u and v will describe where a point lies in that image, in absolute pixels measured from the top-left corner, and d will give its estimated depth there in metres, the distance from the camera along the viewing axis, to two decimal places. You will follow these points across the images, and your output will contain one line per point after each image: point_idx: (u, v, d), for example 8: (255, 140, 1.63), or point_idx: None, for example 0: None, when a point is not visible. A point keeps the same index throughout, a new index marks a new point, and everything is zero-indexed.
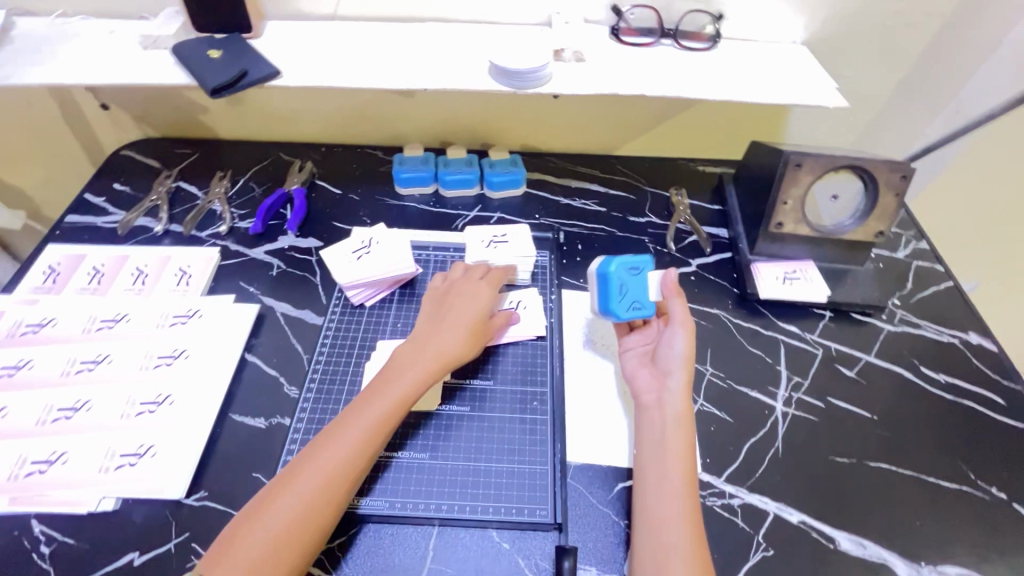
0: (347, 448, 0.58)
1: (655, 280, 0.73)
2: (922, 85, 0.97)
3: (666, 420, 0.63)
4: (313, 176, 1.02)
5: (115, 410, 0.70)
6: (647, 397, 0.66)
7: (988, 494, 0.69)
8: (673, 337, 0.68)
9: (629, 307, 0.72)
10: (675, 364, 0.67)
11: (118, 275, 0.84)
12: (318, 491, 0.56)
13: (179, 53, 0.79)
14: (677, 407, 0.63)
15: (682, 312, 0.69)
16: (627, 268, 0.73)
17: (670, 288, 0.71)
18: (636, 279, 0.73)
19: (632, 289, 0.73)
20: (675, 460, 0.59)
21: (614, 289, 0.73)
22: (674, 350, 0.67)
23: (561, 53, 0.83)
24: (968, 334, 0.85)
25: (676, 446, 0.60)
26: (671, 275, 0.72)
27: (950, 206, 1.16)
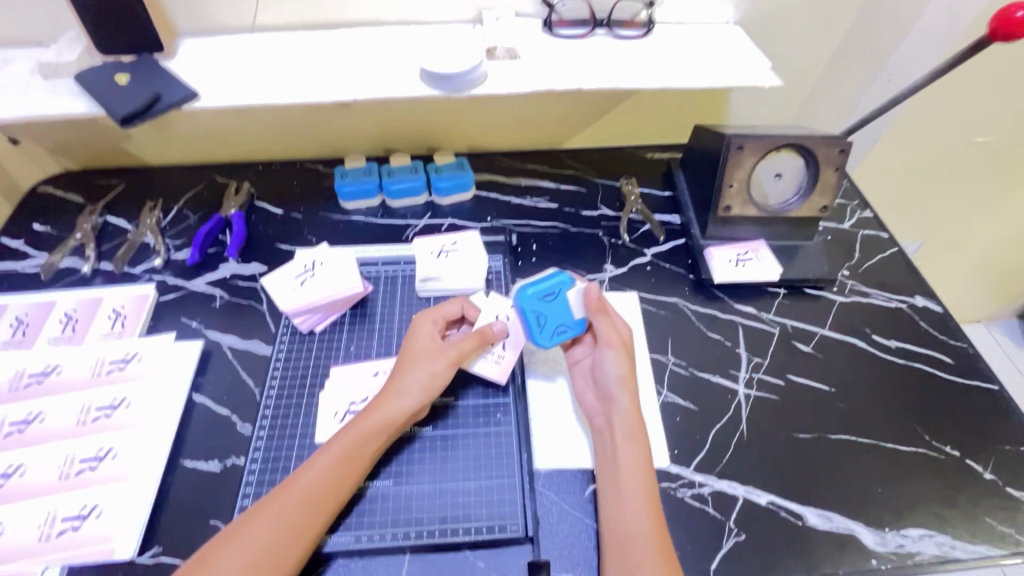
0: (291, 504, 0.55)
1: (576, 299, 0.69)
2: (854, 56, 0.98)
3: (616, 440, 0.62)
4: (251, 197, 0.97)
5: (52, 471, 0.65)
6: (598, 419, 0.66)
7: (942, 453, 0.72)
8: (605, 359, 0.67)
9: (556, 332, 0.68)
10: (613, 386, 0.65)
11: (45, 324, 0.78)
12: (258, 553, 0.52)
13: (83, 81, 0.74)
14: (625, 425, 0.63)
15: (608, 329, 0.68)
16: (542, 296, 0.68)
17: (593, 304, 0.69)
18: (555, 303, 0.69)
19: (554, 313, 0.68)
20: (631, 479, 0.59)
21: (533, 321, 0.68)
22: (608, 373, 0.66)
23: (493, 51, 0.81)
24: (914, 298, 0.88)
25: (629, 464, 0.60)
26: (591, 289, 0.69)
27: (891, 172, 1.19)
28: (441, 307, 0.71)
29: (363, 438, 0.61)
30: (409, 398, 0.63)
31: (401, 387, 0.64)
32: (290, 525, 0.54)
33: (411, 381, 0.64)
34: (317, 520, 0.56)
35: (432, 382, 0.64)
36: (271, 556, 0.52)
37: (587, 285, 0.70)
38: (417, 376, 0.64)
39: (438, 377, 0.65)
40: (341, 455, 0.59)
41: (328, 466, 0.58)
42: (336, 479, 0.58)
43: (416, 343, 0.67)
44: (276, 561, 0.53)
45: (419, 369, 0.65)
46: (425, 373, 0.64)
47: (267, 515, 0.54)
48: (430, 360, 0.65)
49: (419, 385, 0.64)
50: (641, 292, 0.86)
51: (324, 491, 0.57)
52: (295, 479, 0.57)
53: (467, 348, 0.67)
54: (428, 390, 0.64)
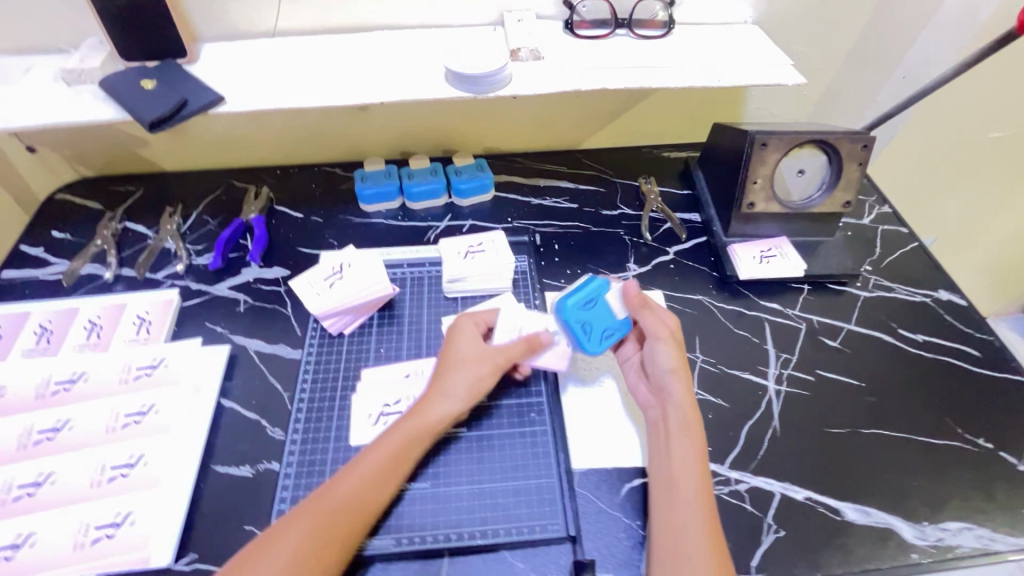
0: (337, 502, 0.55)
1: (615, 301, 0.71)
2: (870, 53, 0.99)
3: (671, 430, 0.62)
4: (271, 202, 0.97)
5: (83, 479, 0.64)
6: (652, 410, 0.66)
7: (976, 446, 0.72)
8: (656, 351, 0.66)
9: (604, 337, 0.69)
10: (665, 376, 0.65)
11: (69, 331, 0.78)
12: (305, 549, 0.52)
13: (107, 86, 0.74)
14: (679, 416, 0.63)
15: (656, 324, 0.68)
16: (582, 305, 0.70)
17: (635, 301, 0.70)
18: (595, 307, 0.70)
19: (598, 318, 0.70)
20: (684, 471, 0.59)
21: (579, 330, 0.69)
22: (660, 363, 0.66)
23: (518, 53, 0.80)
24: (937, 292, 0.88)
25: (683, 455, 0.60)
26: (631, 288, 0.70)
27: (905, 168, 1.19)
28: (481, 312, 0.71)
29: (411, 440, 0.61)
30: (455, 400, 0.63)
31: (446, 390, 0.64)
32: (335, 522, 0.54)
33: (456, 383, 0.64)
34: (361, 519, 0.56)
35: (478, 384, 0.65)
36: (316, 554, 0.52)
37: (625, 284, 0.71)
38: (463, 378, 0.64)
39: (483, 380, 0.65)
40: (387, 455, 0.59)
41: (374, 466, 0.58)
42: (382, 479, 0.58)
43: (462, 344, 0.67)
44: (322, 558, 0.53)
45: (465, 372, 0.64)
46: (471, 375, 0.64)
47: (312, 512, 0.55)
48: (475, 363, 0.65)
49: (465, 387, 0.64)
50: (666, 291, 0.86)
51: (369, 489, 0.57)
52: (342, 478, 0.57)
53: (513, 352, 0.67)
54: (474, 392, 0.64)
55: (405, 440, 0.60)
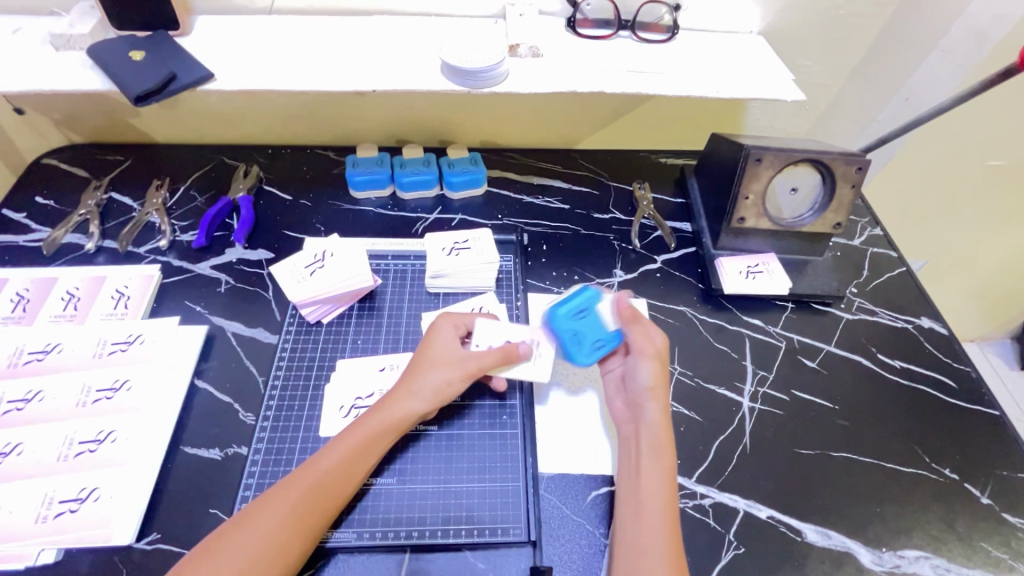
0: (298, 495, 0.55)
1: (607, 310, 0.71)
2: (875, 72, 0.98)
3: (643, 451, 0.62)
4: (260, 181, 0.96)
5: (50, 451, 0.64)
6: (625, 427, 0.66)
7: (942, 476, 0.72)
8: (637, 368, 0.66)
9: (593, 348, 0.69)
10: (644, 394, 0.65)
11: (46, 301, 0.77)
12: (265, 543, 0.52)
13: (95, 55, 0.72)
14: (652, 436, 0.63)
15: (642, 340, 0.67)
16: (572, 314, 0.71)
17: (625, 314, 0.69)
18: (587, 318, 0.71)
19: (588, 329, 0.70)
20: (651, 490, 0.59)
21: (569, 340, 0.70)
22: (639, 380, 0.66)
23: (516, 48, 0.79)
24: (920, 319, 0.88)
25: (652, 475, 0.60)
26: (622, 300, 0.70)
27: (902, 190, 1.19)
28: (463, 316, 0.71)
29: (376, 435, 0.60)
30: (420, 401, 0.63)
31: (415, 390, 0.63)
32: (296, 517, 0.54)
33: (425, 385, 0.63)
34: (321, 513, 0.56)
35: (445, 388, 0.64)
36: (275, 547, 0.52)
37: (618, 296, 0.71)
38: (432, 379, 0.64)
39: (452, 385, 0.64)
40: (351, 449, 0.59)
41: (337, 460, 0.58)
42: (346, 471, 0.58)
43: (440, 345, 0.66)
44: (283, 551, 0.52)
45: (435, 373, 0.64)
46: (440, 378, 0.64)
47: (271, 504, 0.54)
48: (447, 366, 0.64)
49: (431, 389, 0.63)
50: (650, 299, 0.86)
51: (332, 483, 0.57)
52: (302, 471, 0.57)
53: (489, 363, 0.66)
54: (441, 395, 0.64)
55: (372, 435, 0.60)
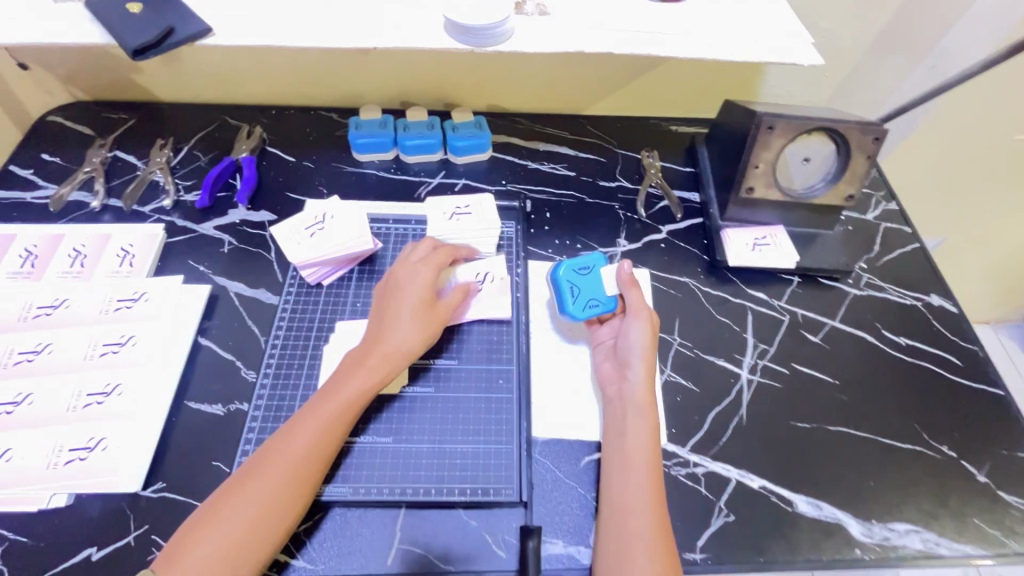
0: (280, 472, 0.56)
1: (609, 276, 0.73)
2: (902, 37, 0.93)
3: (628, 410, 0.63)
4: (263, 142, 0.95)
5: (60, 402, 0.66)
6: (611, 388, 0.67)
7: (939, 453, 0.72)
8: (629, 328, 0.68)
9: (587, 305, 0.72)
10: (634, 355, 0.66)
11: (54, 257, 0.78)
12: (258, 513, 0.53)
13: (92, 6, 0.71)
14: (637, 396, 0.64)
15: (638, 302, 0.69)
16: (577, 271, 0.74)
17: (625, 280, 0.72)
18: (590, 277, 0.74)
19: (587, 288, 0.73)
20: (637, 447, 0.60)
21: (568, 292, 0.73)
22: (631, 340, 0.67)
23: (522, 6, 0.77)
24: (930, 296, 0.86)
25: (638, 433, 0.61)
26: (625, 268, 0.72)
27: (922, 164, 1.15)
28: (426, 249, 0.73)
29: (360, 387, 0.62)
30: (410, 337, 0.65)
31: (392, 339, 0.65)
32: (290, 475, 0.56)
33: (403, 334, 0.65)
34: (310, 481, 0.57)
35: (424, 337, 0.66)
36: (265, 514, 0.54)
37: (622, 262, 0.72)
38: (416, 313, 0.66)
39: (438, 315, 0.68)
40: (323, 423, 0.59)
41: (311, 434, 0.58)
42: (320, 446, 0.58)
43: (407, 276, 0.69)
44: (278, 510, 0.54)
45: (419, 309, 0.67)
46: (415, 329, 0.66)
47: (254, 483, 0.55)
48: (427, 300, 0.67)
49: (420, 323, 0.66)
50: (653, 270, 0.85)
51: (311, 458, 0.57)
52: (277, 449, 0.57)
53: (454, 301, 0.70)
54: (420, 340, 0.66)
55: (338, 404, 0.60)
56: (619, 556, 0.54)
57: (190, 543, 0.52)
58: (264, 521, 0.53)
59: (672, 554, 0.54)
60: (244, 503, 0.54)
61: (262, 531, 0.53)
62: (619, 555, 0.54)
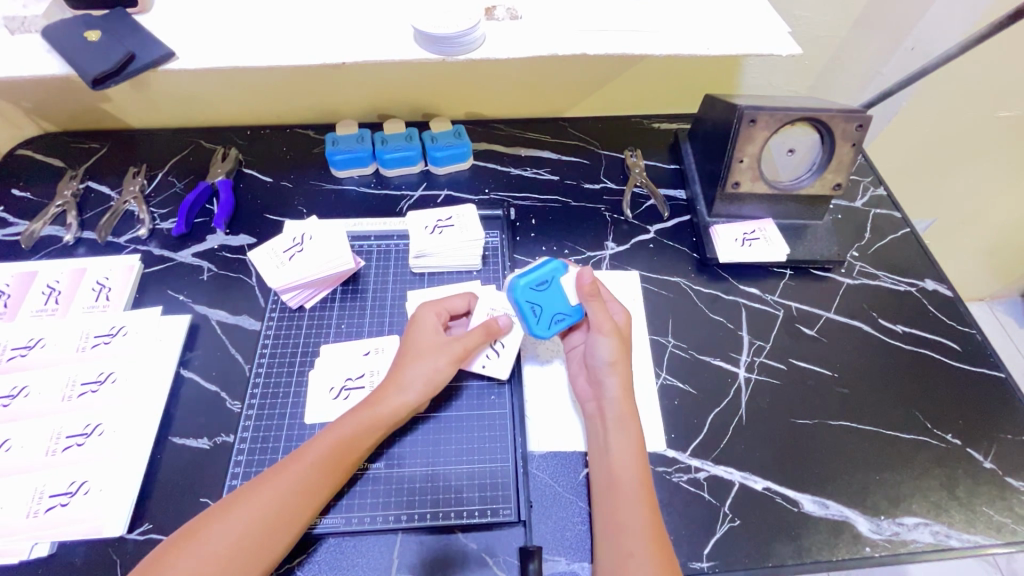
0: (268, 502, 0.53)
1: (568, 285, 0.67)
2: (880, 21, 0.92)
3: (608, 427, 0.62)
4: (239, 164, 0.93)
5: (39, 446, 0.64)
6: (590, 405, 0.65)
7: (944, 442, 0.71)
8: (595, 344, 0.65)
9: (553, 321, 0.66)
10: (603, 370, 0.64)
11: (27, 296, 0.76)
12: (237, 544, 0.51)
13: (49, 36, 0.69)
14: (617, 412, 0.62)
15: (600, 315, 0.65)
16: (533, 286, 0.66)
17: (587, 289, 0.66)
18: (548, 290, 0.67)
19: (548, 302, 0.66)
20: (620, 466, 0.59)
21: (529, 311, 0.66)
22: (598, 357, 0.65)
23: (493, 11, 0.75)
24: (924, 281, 0.85)
25: (621, 452, 0.60)
26: (584, 274, 0.67)
27: (908, 147, 1.14)
28: (446, 300, 0.69)
29: (363, 428, 0.59)
30: (412, 392, 0.62)
31: (404, 380, 0.62)
32: (278, 507, 0.53)
33: (413, 375, 0.62)
34: (296, 519, 0.54)
35: (436, 377, 0.63)
36: (246, 547, 0.51)
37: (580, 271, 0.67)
38: (419, 370, 0.63)
39: (441, 371, 0.63)
40: (317, 462, 0.57)
41: (305, 469, 0.56)
42: (310, 485, 0.55)
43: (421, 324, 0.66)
44: (260, 545, 0.52)
45: (422, 365, 0.63)
46: (429, 368, 0.63)
47: (239, 510, 0.53)
48: (434, 355, 0.64)
49: (422, 379, 0.62)
50: (643, 272, 0.84)
51: (301, 495, 0.55)
52: (268, 479, 0.55)
53: (473, 343, 0.65)
54: (432, 383, 0.63)
55: (336, 443, 0.58)
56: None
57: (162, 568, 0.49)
58: (238, 557, 0.50)
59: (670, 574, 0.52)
60: (227, 529, 0.51)
61: (237, 566, 0.50)
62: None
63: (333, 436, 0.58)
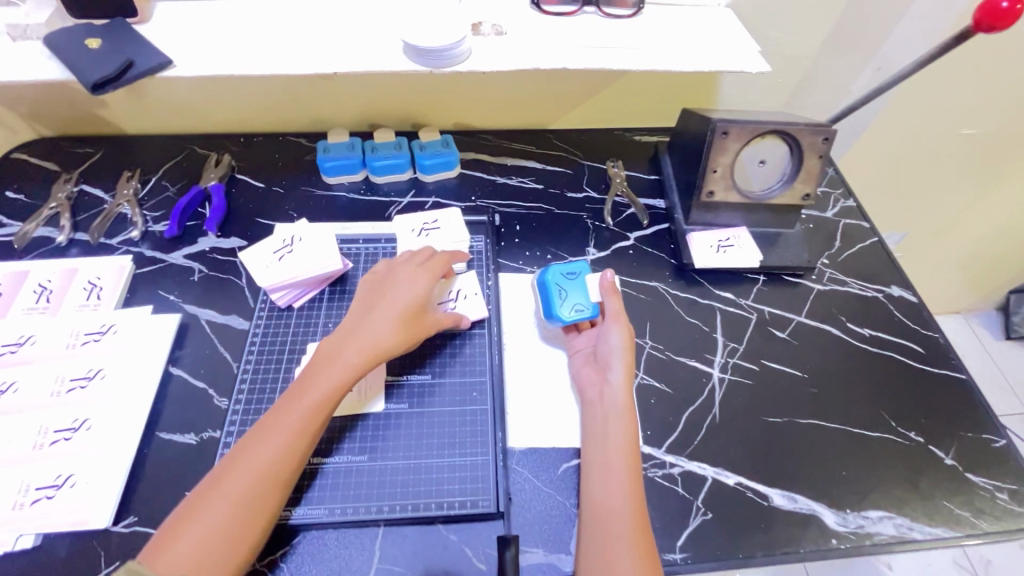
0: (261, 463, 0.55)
1: (592, 283, 0.75)
2: (847, 42, 0.97)
3: (608, 414, 0.64)
4: (232, 169, 0.96)
5: (26, 440, 0.65)
6: (592, 391, 0.68)
7: (907, 439, 0.74)
8: (609, 332, 0.69)
9: (572, 309, 0.72)
10: (613, 358, 0.67)
11: (19, 294, 0.77)
12: (236, 507, 0.53)
13: (51, 43, 0.71)
14: (618, 400, 0.65)
15: (617, 308, 0.71)
16: (564, 275, 0.75)
17: (607, 287, 0.73)
18: (576, 282, 0.75)
19: (572, 291, 0.74)
20: (616, 453, 0.61)
21: (556, 293, 0.74)
22: (611, 345, 0.68)
23: (479, 27, 0.79)
24: (890, 288, 0.89)
25: (618, 435, 0.62)
26: (607, 275, 0.74)
27: (878, 162, 1.19)
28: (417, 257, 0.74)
29: (313, 405, 0.60)
30: (367, 344, 0.64)
31: (363, 333, 0.65)
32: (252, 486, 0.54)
33: (369, 328, 0.65)
34: (263, 510, 0.54)
35: (391, 329, 0.66)
36: (226, 533, 0.52)
37: (606, 271, 0.74)
38: (378, 317, 0.66)
39: (394, 325, 0.66)
40: (255, 474, 0.55)
41: (286, 437, 0.57)
42: (266, 473, 0.55)
43: (397, 279, 0.71)
44: (242, 523, 0.53)
45: (378, 317, 0.66)
46: (382, 321, 0.66)
47: (239, 471, 0.55)
48: (386, 308, 0.67)
49: (377, 330, 0.65)
50: (623, 276, 0.87)
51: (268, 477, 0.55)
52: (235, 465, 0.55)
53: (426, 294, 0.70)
54: (388, 333, 0.65)
55: (277, 451, 0.56)
56: (600, 559, 0.54)
57: (167, 545, 0.50)
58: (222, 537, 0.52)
59: (651, 559, 0.55)
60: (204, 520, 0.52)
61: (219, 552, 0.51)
62: (600, 554, 0.55)
63: (272, 443, 0.57)
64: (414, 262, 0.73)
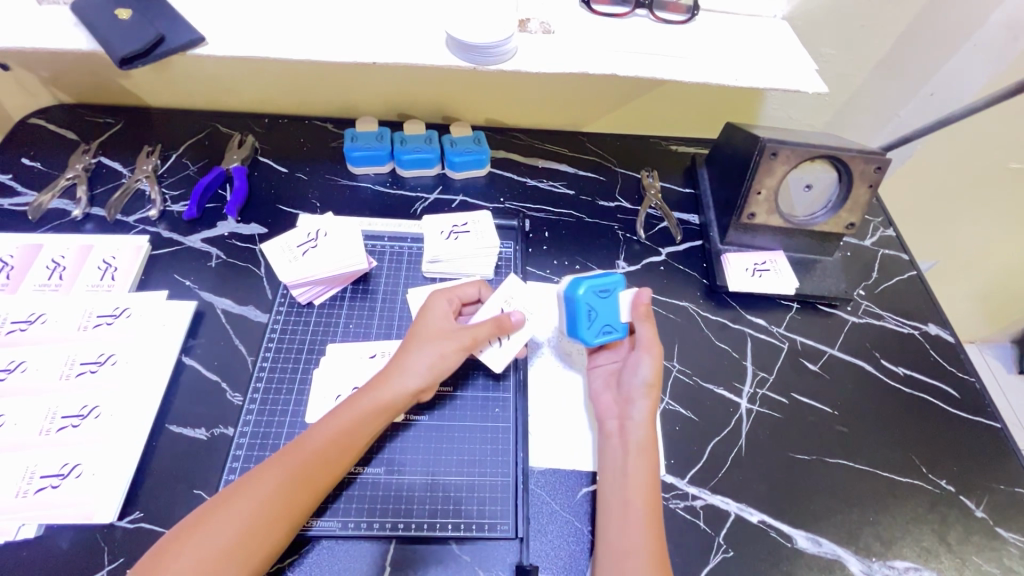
0: (269, 491, 0.52)
1: (625, 301, 0.67)
2: (904, 65, 0.93)
3: (628, 449, 0.61)
4: (255, 152, 0.93)
5: (34, 424, 0.63)
6: (611, 423, 0.65)
7: (937, 486, 0.71)
8: (638, 362, 0.65)
9: (602, 331, 0.67)
10: (638, 392, 0.64)
11: (31, 269, 0.75)
12: (265, 513, 0.52)
13: (79, 12, 0.68)
14: (638, 436, 0.62)
15: (650, 336, 0.66)
16: (596, 292, 0.66)
17: (641, 310, 0.67)
18: (609, 301, 0.67)
19: (604, 311, 0.67)
20: (633, 493, 0.58)
21: (585, 315, 0.66)
22: (638, 376, 0.65)
23: (527, 24, 0.75)
24: (927, 325, 0.86)
25: (640, 476, 0.59)
26: (643, 293, 0.67)
27: (918, 190, 1.15)
28: (457, 289, 0.69)
29: (362, 418, 0.58)
30: (414, 378, 0.61)
31: (408, 364, 0.62)
32: (282, 493, 0.53)
33: (416, 361, 0.62)
34: (288, 517, 0.53)
35: (441, 363, 0.62)
36: (249, 538, 0.50)
37: (641, 289, 0.67)
38: (425, 355, 0.62)
39: (448, 359, 0.63)
40: (287, 481, 0.53)
41: (328, 445, 0.56)
42: (300, 481, 0.54)
43: (434, 306, 0.66)
44: (268, 528, 0.51)
45: (426, 351, 0.62)
46: (435, 354, 0.62)
47: (252, 487, 0.52)
48: (441, 342, 0.63)
49: (425, 365, 0.62)
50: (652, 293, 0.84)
51: (300, 486, 0.54)
52: (272, 468, 0.54)
53: (481, 332, 0.64)
54: (437, 368, 0.62)
55: (311, 457, 0.55)
56: None
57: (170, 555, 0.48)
58: (243, 542, 0.50)
59: None
60: (228, 521, 0.50)
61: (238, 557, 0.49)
62: None
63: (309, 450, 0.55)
64: (454, 291, 0.69)
